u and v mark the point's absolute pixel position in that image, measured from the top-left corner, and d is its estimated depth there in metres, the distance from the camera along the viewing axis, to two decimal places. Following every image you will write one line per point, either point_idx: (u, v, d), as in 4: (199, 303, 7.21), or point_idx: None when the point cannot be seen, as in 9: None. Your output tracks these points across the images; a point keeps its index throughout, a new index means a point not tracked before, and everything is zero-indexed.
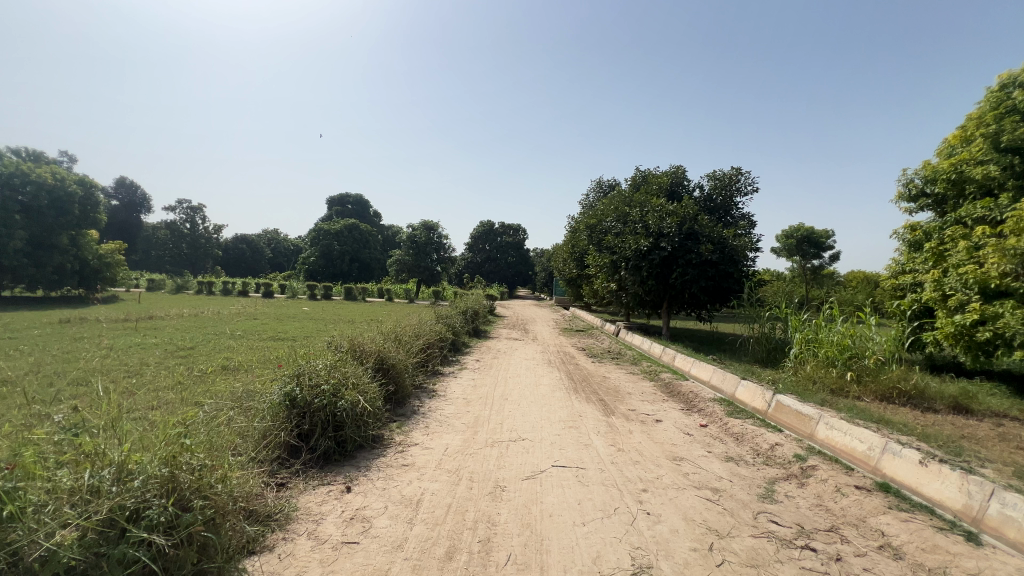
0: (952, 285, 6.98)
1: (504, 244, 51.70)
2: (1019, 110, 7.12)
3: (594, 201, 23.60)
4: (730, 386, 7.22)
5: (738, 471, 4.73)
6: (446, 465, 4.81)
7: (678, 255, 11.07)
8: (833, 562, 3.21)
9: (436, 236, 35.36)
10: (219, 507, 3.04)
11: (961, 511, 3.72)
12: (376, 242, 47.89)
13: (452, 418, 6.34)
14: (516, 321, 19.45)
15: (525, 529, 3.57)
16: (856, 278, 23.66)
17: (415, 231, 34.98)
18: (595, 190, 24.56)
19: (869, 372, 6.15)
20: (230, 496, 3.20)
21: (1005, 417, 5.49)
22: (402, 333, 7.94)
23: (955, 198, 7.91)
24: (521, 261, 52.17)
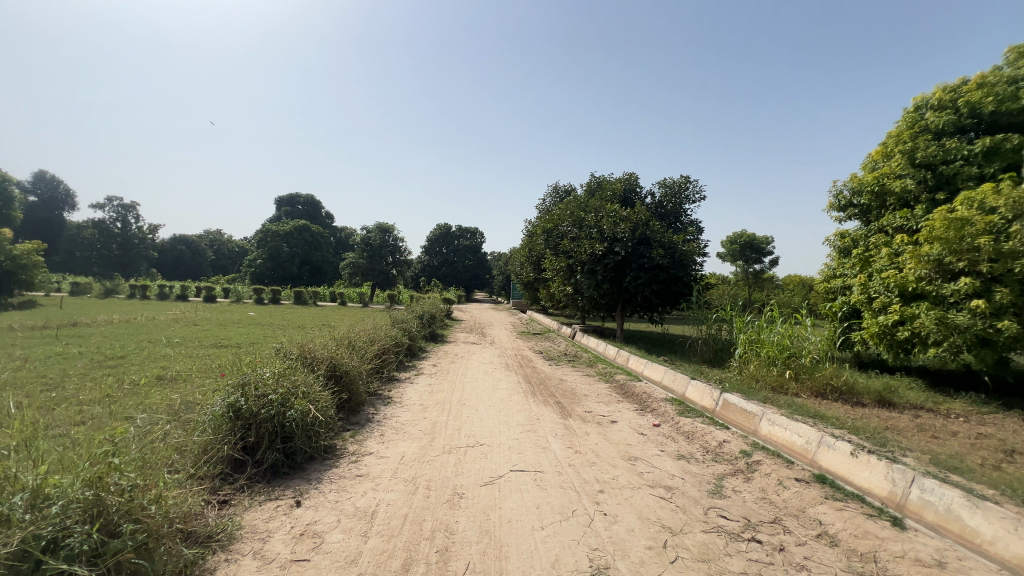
0: (876, 289, 7.57)
1: (463, 249, 51.52)
2: (931, 130, 7.85)
3: (551, 205, 24.00)
4: (681, 386, 7.49)
5: (689, 468, 4.90)
6: (403, 474, 4.68)
7: (631, 260, 11.42)
8: (777, 553, 3.37)
9: (392, 240, 34.75)
10: (152, 530, 2.81)
11: (887, 497, 4.02)
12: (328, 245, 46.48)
13: (408, 425, 6.19)
14: (474, 324, 19.65)
15: (484, 536, 3.52)
16: (791, 283, 25.30)
17: (369, 234, 34.31)
18: (551, 195, 24.95)
19: (806, 369, 6.55)
20: (165, 517, 2.96)
21: (923, 409, 5.99)
22: (356, 338, 7.69)
23: (878, 208, 8.59)
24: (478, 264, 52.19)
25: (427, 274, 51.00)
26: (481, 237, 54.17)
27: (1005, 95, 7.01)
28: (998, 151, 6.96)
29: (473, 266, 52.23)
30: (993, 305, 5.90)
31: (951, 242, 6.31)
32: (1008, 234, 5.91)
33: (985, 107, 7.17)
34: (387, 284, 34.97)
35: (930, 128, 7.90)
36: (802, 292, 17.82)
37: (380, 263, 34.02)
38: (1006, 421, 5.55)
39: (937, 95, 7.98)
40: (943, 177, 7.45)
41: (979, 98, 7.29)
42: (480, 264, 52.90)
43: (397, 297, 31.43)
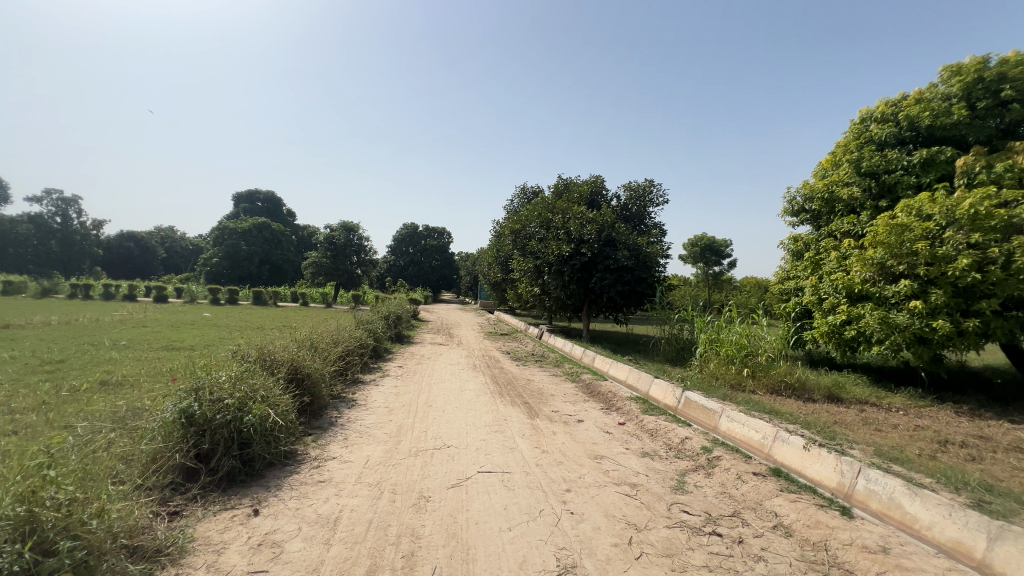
0: (826, 290, 7.98)
1: (430, 249, 51.02)
2: (874, 141, 8.34)
3: (518, 206, 24.13)
4: (645, 385, 7.66)
5: (653, 465, 5.00)
6: (367, 478, 4.57)
7: (598, 261, 11.61)
8: (736, 545, 3.49)
9: (357, 238, 34.00)
10: (94, 546, 2.62)
11: (836, 488, 4.24)
12: (290, 243, 45.03)
13: (373, 428, 6.06)
14: (441, 325, 19.54)
15: (451, 540, 3.48)
16: (747, 284, 26.38)
17: (333, 231, 33.24)
18: (519, 195, 25.04)
19: (761, 368, 6.83)
20: (109, 532, 2.77)
21: (868, 403, 6.35)
22: (318, 339, 7.46)
23: (828, 214, 9.06)
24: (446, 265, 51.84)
25: (394, 274, 50.21)
26: (448, 237, 53.81)
27: (939, 111, 7.50)
28: (934, 162, 7.39)
29: (441, 266, 51.78)
30: (928, 305, 6.31)
31: (892, 247, 6.74)
32: (942, 240, 6.35)
33: (922, 121, 7.66)
34: (352, 284, 34.16)
35: (873, 140, 8.40)
36: (757, 293, 18.60)
37: (345, 262, 33.20)
38: (940, 413, 5.96)
39: (880, 109, 8.49)
40: (885, 185, 7.93)
41: (917, 112, 7.76)
42: (448, 264, 52.51)
43: (362, 297, 30.79)
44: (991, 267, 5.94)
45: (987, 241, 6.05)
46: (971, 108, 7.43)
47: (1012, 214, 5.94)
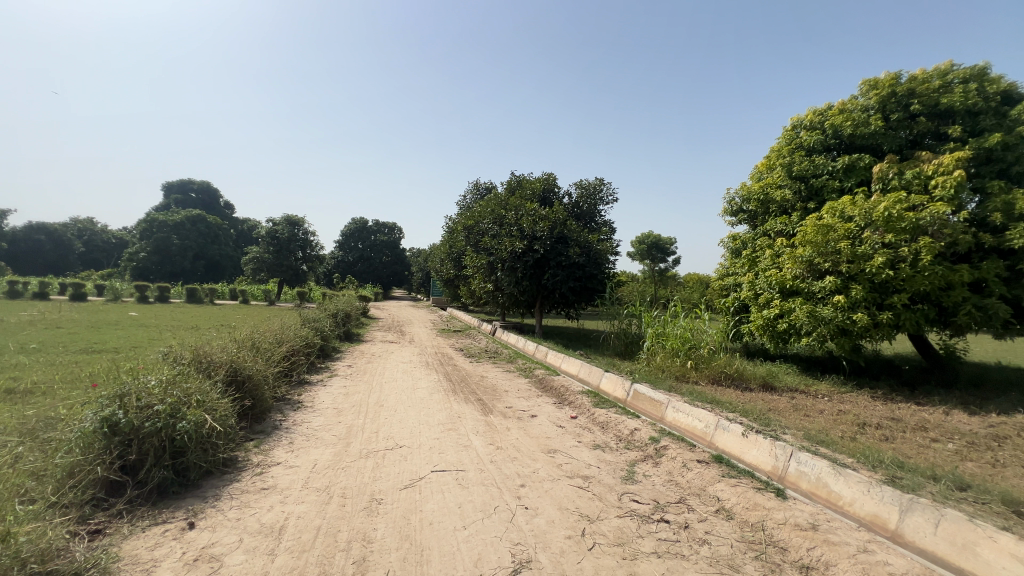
0: (761, 286, 8.49)
1: (381, 244, 49.79)
2: (804, 147, 8.96)
3: (471, 202, 24.04)
4: (596, 378, 7.85)
5: (604, 457, 5.14)
6: (315, 483, 4.38)
7: (550, 257, 11.78)
8: (682, 530, 3.66)
9: (302, 233, 32.59)
10: None
11: (771, 471, 4.53)
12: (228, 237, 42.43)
13: (320, 431, 5.82)
14: (392, 322, 19.14)
15: (405, 542, 3.40)
16: (689, 279, 27.70)
17: (276, 225, 31.66)
18: (471, 191, 24.92)
19: (704, 359, 7.19)
20: (15, 558, 2.63)
21: (798, 391, 6.83)
22: (260, 339, 7.07)
23: (763, 214, 9.63)
24: (398, 261, 50.88)
25: (343, 271, 48.57)
26: (400, 233, 52.85)
27: (859, 121, 8.16)
28: (854, 168, 8.06)
29: (393, 262, 50.68)
30: (849, 300, 6.88)
31: (819, 246, 7.30)
32: (861, 240, 6.97)
33: (844, 130, 8.30)
34: (297, 281, 32.64)
35: (803, 146, 9.02)
36: (696, 288, 19.67)
37: (289, 257, 31.66)
38: (859, 398, 6.52)
39: (808, 117, 9.12)
40: (813, 188, 8.56)
41: (841, 121, 8.41)
42: (400, 260, 51.41)
43: (307, 295, 29.52)
44: (902, 265, 6.54)
45: (898, 241, 6.66)
46: (886, 120, 8.12)
47: (919, 216, 6.56)
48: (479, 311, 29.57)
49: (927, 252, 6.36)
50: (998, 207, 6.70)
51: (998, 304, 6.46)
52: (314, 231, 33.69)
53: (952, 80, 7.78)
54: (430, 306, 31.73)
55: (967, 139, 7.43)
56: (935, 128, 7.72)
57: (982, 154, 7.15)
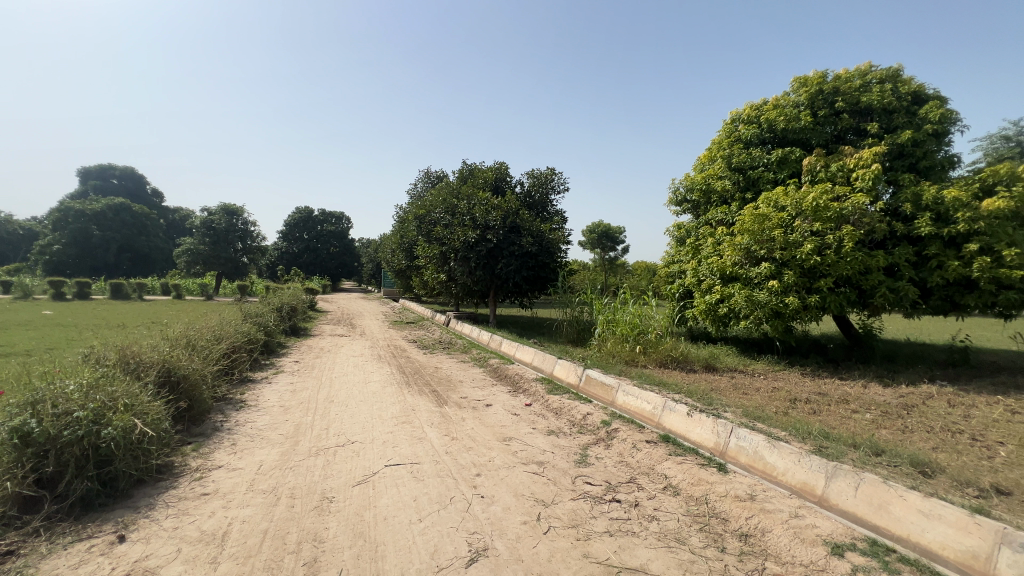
0: (703, 273, 8.88)
1: (327, 234, 47.90)
2: (742, 140, 9.41)
3: (422, 191, 23.57)
4: (549, 365, 7.96)
5: (558, 442, 5.23)
6: (260, 485, 4.17)
7: (503, 247, 11.79)
8: (633, 508, 3.80)
9: (241, 224, 30.82)
10: None
11: (714, 447, 4.79)
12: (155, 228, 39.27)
13: (265, 430, 5.55)
14: (341, 315, 18.47)
15: (358, 539, 3.31)
16: (637, 267, 28.59)
17: (212, 215, 29.74)
18: (422, 180, 24.40)
19: (651, 344, 7.48)
20: None
21: (736, 370, 7.25)
22: (196, 336, 6.60)
23: (705, 204, 10.04)
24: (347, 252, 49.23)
25: (288, 263, 46.39)
26: (346, 222, 51.11)
27: (791, 116, 8.69)
28: (786, 161, 8.58)
29: (342, 254, 48.99)
30: (782, 284, 7.38)
31: (755, 234, 7.75)
32: (793, 228, 7.47)
33: (778, 124, 8.81)
34: (236, 274, 30.87)
35: (741, 139, 9.47)
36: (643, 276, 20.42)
37: (228, 249, 29.85)
38: (791, 375, 7.02)
39: (746, 111, 9.57)
40: (750, 179, 9.04)
41: (775, 116, 8.91)
42: (349, 251, 49.77)
43: (249, 288, 27.98)
44: (828, 251, 7.07)
45: (825, 229, 7.21)
46: (814, 116, 8.69)
47: (842, 207, 7.12)
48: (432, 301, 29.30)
49: (849, 239, 6.92)
50: (909, 198, 7.37)
51: (908, 286, 7.07)
52: (254, 221, 31.92)
53: (871, 80, 8.44)
54: (381, 298, 30.98)
55: (883, 135, 8.09)
56: (856, 125, 8.36)
57: (895, 149, 7.86)
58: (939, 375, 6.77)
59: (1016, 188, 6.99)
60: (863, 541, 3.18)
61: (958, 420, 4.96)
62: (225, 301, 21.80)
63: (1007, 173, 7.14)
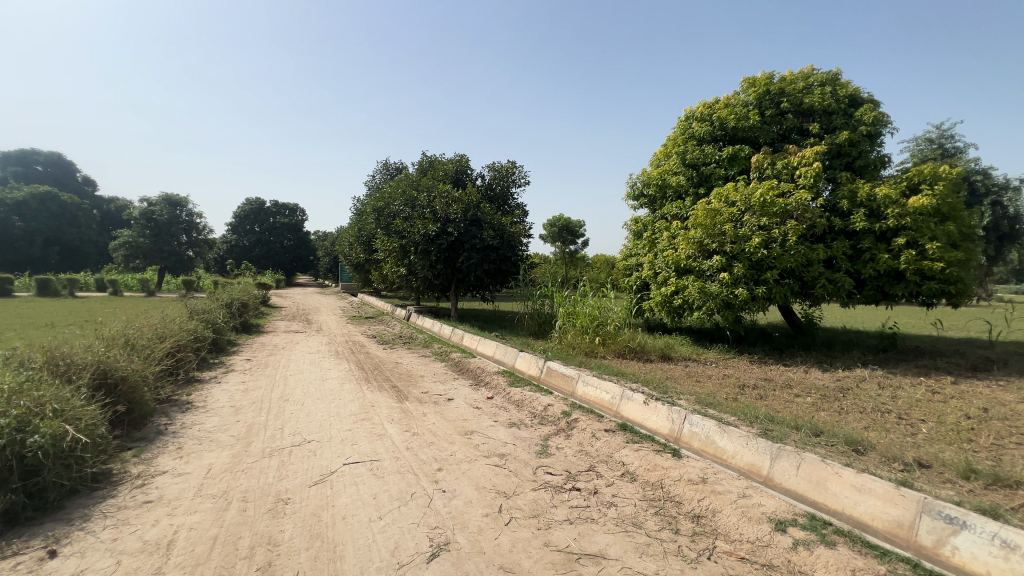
0: (659, 266, 9.13)
1: (279, 226, 46.08)
2: (695, 137, 9.71)
3: (381, 183, 23.01)
4: (511, 358, 8.00)
5: (520, 434, 5.27)
6: (209, 490, 3.97)
7: (464, 240, 11.73)
8: (592, 496, 3.88)
9: (185, 215, 29.14)
10: None
11: (669, 434, 4.96)
12: (87, 219, 36.47)
13: (214, 432, 5.28)
14: (295, 311, 17.81)
15: (315, 541, 3.22)
16: (596, 260, 29.18)
17: (152, 206, 27.95)
18: (381, 171, 23.78)
19: (610, 335, 7.66)
20: None
21: (690, 359, 7.53)
22: (135, 335, 6.18)
23: (660, 198, 10.31)
24: (300, 245, 47.67)
25: (238, 258, 44.26)
26: (301, 215, 49.34)
27: (740, 115, 9.05)
28: (736, 158, 8.95)
29: (295, 247, 47.31)
30: (732, 277, 7.72)
31: (708, 229, 8.07)
32: (742, 223, 7.82)
33: (729, 123, 9.15)
34: (181, 269, 29.18)
35: (694, 136, 9.78)
36: (602, 269, 20.88)
37: (170, 243, 28.11)
38: (740, 363, 7.37)
39: (699, 109, 9.87)
40: (703, 175, 9.36)
41: (726, 114, 9.25)
42: (303, 245, 48.15)
43: (195, 283, 26.49)
44: (774, 245, 7.45)
45: (771, 224, 7.60)
46: (762, 115, 9.10)
47: (787, 203, 7.52)
48: (392, 295, 28.74)
49: (793, 234, 7.33)
50: (846, 195, 7.87)
51: (844, 277, 7.56)
52: (199, 212, 30.24)
53: (813, 82, 8.93)
54: (339, 293, 30.13)
55: (823, 135, 8.59)
56: (799, 125, 8.82)
57: (834, 149, 8.36)
58: (871, 360, 7.31)
59: (938, 187, 7.60)
60: (803, 516, 3.38)
61: (887, 400, 5.36)
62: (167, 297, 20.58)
63: (930, 173, 7.76)
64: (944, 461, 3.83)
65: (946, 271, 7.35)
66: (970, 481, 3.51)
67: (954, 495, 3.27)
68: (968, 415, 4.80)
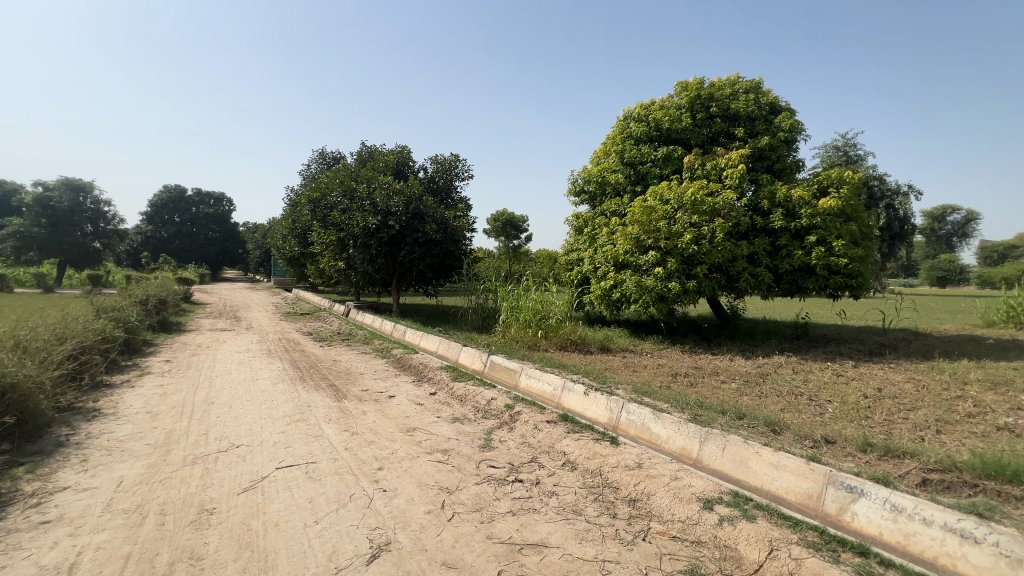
0: (599, 261, 9.40)
1: (204, 217, 42.84)
2: (633, 137, 10.07)
3: (317, 173, 22.01)
4: (454, 353, 7.94)
5: (463, 429, 5.24)
6: (120, 505, 3.61)
7: (406, 234, 11.48)
8: (534, 487, 3.94)
9: (88, 202, 26.44)
10: None
11: (608, 423, 5.14)
12: None
13: (127, 441, 4.81)
14: (222, 308, 16.61)
15: (244, 551, 3.02)
16: (539, 255, 29.67)
17: (49, 191, 25.12)
18: (317, 160, 22.70)
19: (552, 329, 7.84)
20: None
21: (627, 350, 7.85)
22: (29, 337, 5.49)
23: (600, 195, 10.59)
24: (227, 236, 44.60)
25: (155, 250, 40.53)
26: (229, 206, 46.17)
27: (674, 117, 9.51)
28: (670, 158, 9.42)
29: (223, 239, 44.25)
30: (666, 271, 8.11)
31: (644, 225, 8.42)
32: (675, 220, 8.24)
33: (664, 124, 9.59)
34: (86, 263, 26.32)
35: (632, 135, 10.13)
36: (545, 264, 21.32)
37: (71, 233, 25.17)
38: (672, 352, 7.78)
39: (637, 110, 10.24)
40: (640, 174, 9.74)
41: (661, 116, 9.69)
42: (231, 237, 45.13)
43: (102, 279, 23.98)
44: (703, 241, 7.93)
45: (701, 221, 8.09)
46: (694, 118, 9.61)
47: (715, 202, 8.03)
48: (329, 290, 27.62)
49: (720, 231, 7.85)
50: (766, 196, 8.52)
51: (764, 272, 8.19)
52: (106, 199, 27.47)
53: (739, 89, 9.56)
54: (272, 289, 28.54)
55: (747, 139, 9.23)
56: (727, 129, 9.42)
57: (756, 153, 9.00)
58: (787, 347, 7.98)
59: (843, 190, 8.42)
60: (728, 494, 3.62)
61: (799, 384, 5.88)
62: (66, 296, 18.47)
63: (836, 178, 8.58)
64: (846, 436, 4.26)
65: (849, 266, 8.16)
66: (867, 453, 3.93)
67: (854, 467, 3.64)
68: (865, 395, 5.37)
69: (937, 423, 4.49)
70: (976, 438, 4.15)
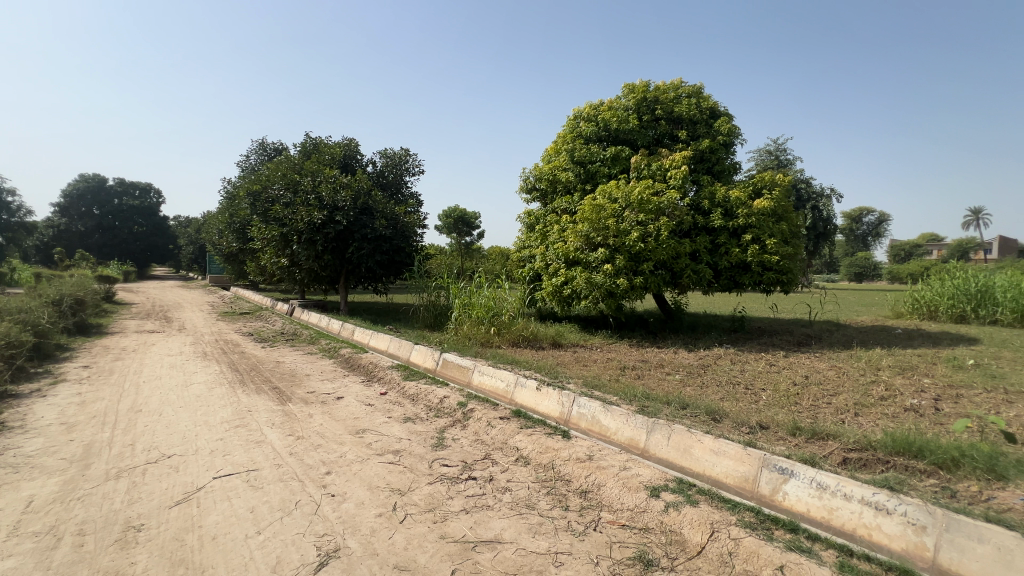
0: (550, 257, 9.53)
1: (128, 210, 39.52)
2: (583, 136, 10.28)
3: (257, 164, 20.88)
4: (406, 352, 7.78)
5: (415, 428, 5.15)
6: (29, 528, 3.25)
7: (354, 230, 11.13)
8: (488, 483, 3.94)
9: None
10: None
11: (560, 417, 5.22)
12: None
13: (38, 457, 4.35)
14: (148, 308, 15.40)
15: (177, 569, 2.82)
16: (490, 251, 29.83)
17: None
18: (256, 151, 21.51)
19: (504, 326, 7.88)
20: None
21: (578, 345, 8.02)
22: None
23: (551, 193, 10.72)
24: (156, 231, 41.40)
25: (71, 245, 36.92)
26: (158, 198, 42.85)
27: (622, 118, 9.80)
28: (618, 158, 9.70)
29: (150, 234, 41.02)
30: (614, 268, 8.37)
31: (594, 223, 8.63)
32: (623, 218, 8.49)
33: (612, 124, 9.86)
34: None
35: (582, 135, 10.33)
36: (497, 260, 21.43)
37: None
38: (620, 347, 8.04)
39: (586, 110, 10.46)
40: (589, 173, 9.95)
41: (610, 117, 9.96)
42: (160, 231, 41.95)
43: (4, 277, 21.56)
44: (650, 238, 8.22)
45: (647, 220, 8.38)
46: (640, 120, 9.95)
47: (660, 202, 8.35)
48: (270, 288, 26.33)
49: (665, 229, 8.16)
50: (707, 196, 8.96)
51: (705, 268, 8.62)
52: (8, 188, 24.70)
53: (681, 93, 9.99)
54: (206, 287, 26.84)
55: (689, 141, 9.66)
56: (670, 131, 9.81)
57: (698, 155, 9.44)
58: (725, 340, 8.46)
59: (775, 191, 9.01)
60: (673, 481, 3.79)
61: (736, 373, 6.25)
62: None
63: (770, 180, 9.16)
64: (778, 421, 4.57)
65: (781, 263, 8.74)
66: (796, 436, 4.24)
67: (785, 449, 3.91)
68: (793, 382, 5.80)
69: (855, 406, 4.93)
70: (888, 418, 4.59)
